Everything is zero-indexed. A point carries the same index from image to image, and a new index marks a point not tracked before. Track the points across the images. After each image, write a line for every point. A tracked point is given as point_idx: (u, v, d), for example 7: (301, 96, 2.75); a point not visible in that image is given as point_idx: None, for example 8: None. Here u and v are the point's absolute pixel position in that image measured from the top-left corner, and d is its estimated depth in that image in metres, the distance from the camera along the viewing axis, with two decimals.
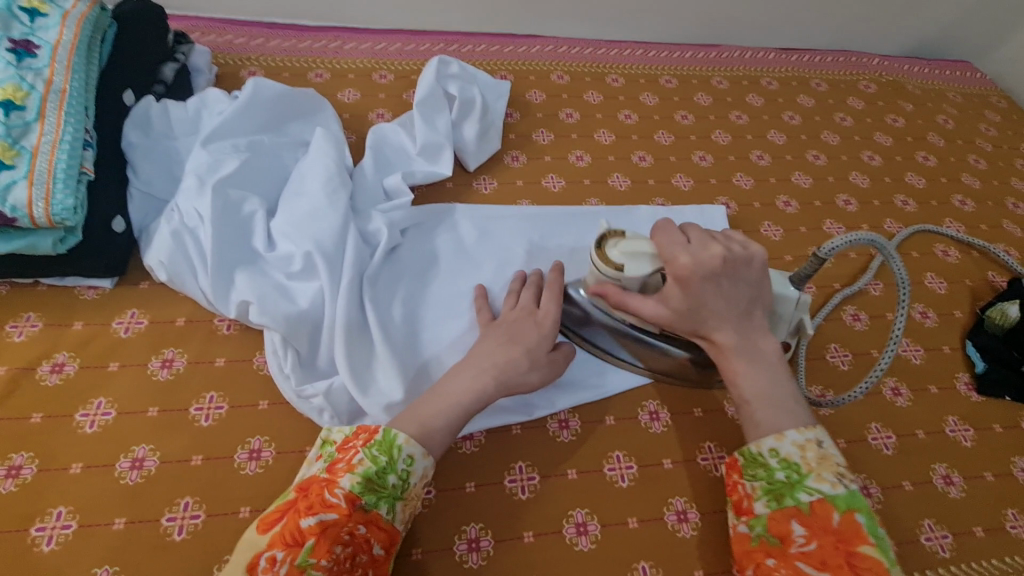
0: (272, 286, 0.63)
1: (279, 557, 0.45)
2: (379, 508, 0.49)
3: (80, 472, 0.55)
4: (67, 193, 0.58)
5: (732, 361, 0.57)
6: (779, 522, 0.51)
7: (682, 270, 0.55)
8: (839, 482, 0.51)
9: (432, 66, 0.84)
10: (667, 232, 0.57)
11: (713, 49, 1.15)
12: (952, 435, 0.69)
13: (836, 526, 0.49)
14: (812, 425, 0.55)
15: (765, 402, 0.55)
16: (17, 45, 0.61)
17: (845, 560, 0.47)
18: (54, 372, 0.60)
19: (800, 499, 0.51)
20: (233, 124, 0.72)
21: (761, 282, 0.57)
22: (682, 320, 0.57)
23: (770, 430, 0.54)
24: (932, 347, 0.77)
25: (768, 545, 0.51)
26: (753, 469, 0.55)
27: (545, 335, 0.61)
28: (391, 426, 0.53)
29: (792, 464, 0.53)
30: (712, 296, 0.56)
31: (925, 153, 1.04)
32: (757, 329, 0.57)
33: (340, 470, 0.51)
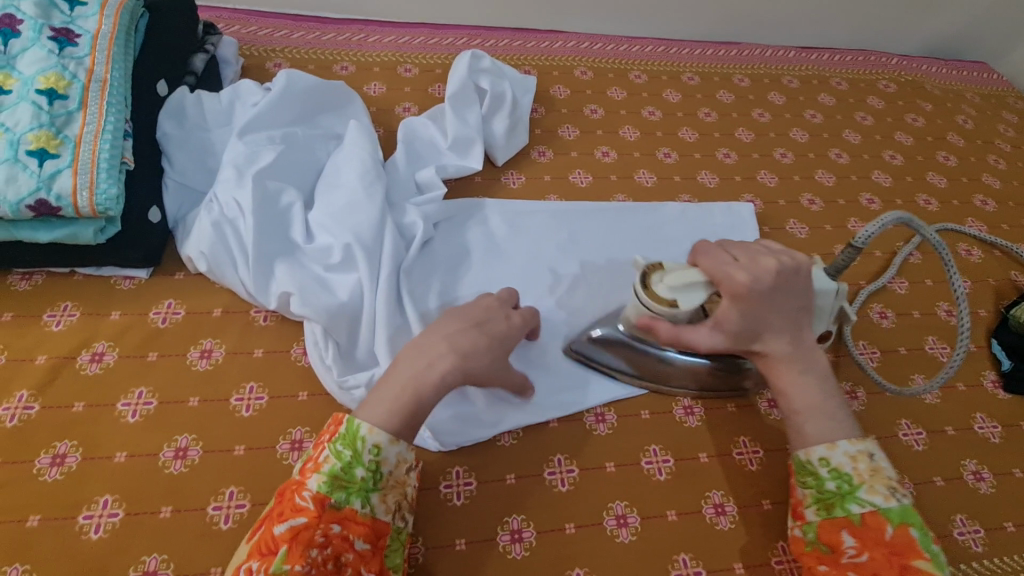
0: (311, 278, 0.63)
1: (254, 567, 0.45)
2: (352, 504, 0.48)
3: (125, 461, 0.55)
4: (110, 182, 0.58)
5: (781, 375, 0.57)
6: (831, 532, 0.52)
7: (739, 287, 0.55)
8: (892, 495, 0.51)
9: (463, 59, 0.84)
10: (715, 252, 0.57)
11: (733, 47, 1.15)
12: (980, 432, 0.70)
13: (889, 538, 0.50)
14: (863, 437, 0.55)
15: (816, 413, 0.55)
16: (58, 33, 0.61)
17: (897, 572, 0.48)
18: (93, 362, 0.60)
19: (851, 511, 0.52)
20: (267, 116, 0.72)
21: (809, 293, 0.57)
22: (736, 338, 0.57)
23: (823, 440, 0.55)
24: (958, 345, 0.78)
25: (820, 553, 0.52)
26: (804, 477, 0.55)
27: (514, 332, 0.60)
28: (354, 417, 0.52)
29: (843, 475, 0.53)
30: (766, 310, 0.56)
31: (946, 152, 1.05)
32: (806, 340, 0.58)
33: (309, 470, 0.50)
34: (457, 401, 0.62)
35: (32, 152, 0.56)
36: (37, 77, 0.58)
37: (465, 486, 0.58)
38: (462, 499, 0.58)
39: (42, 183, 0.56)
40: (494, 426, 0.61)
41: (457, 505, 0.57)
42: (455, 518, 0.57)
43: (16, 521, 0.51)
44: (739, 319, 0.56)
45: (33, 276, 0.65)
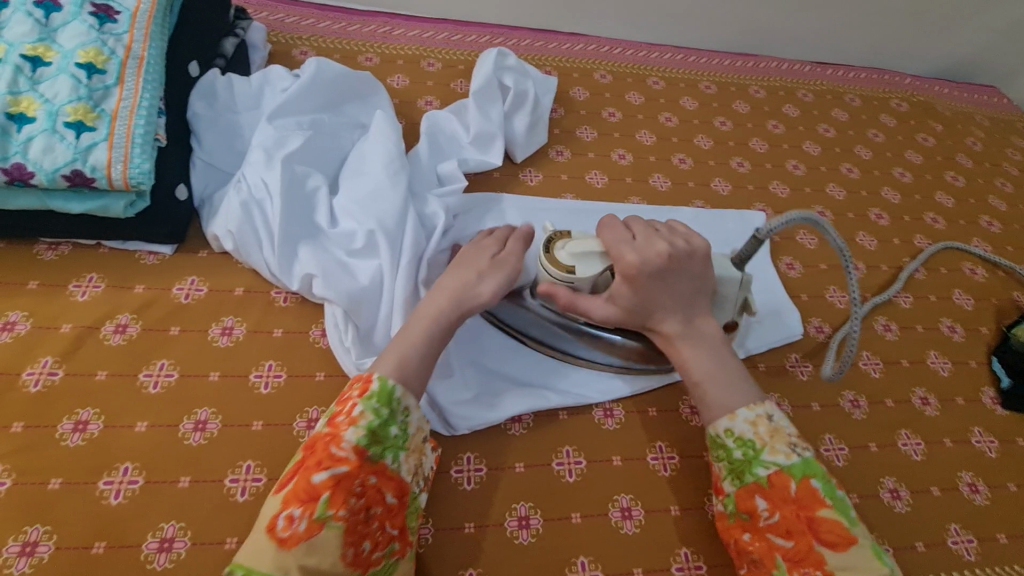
0: (334, 262, 0.64)
1: (296, 514, 0.46)
2: (386, 458, 0.50)
3: (145, 431, 0.56)
4: (144, 158, 0.59)
5: (678, 348, 0.60)
6: (746, 499, 0.54)
7: (631, 266, 0.59)
8: (792, 452, 0.53)
9: (490, 56, 0.86)
10: (613, 229, 0.62)
11: (750, 59, 1.17)
12: (978, 445, 0.72)
13: (794, 495, 0.51)
14: (761, 400, 0.57)
15: (714, 382, 0.58)
16: (98, 9, 0.62)
17: (806, 526, 0.51)
18: (117, 333, 0.62)
19: (759, 475, 0.53)
20: (296, 102, 0.73)
21: (702, 272, 0.61)
22: (632, 313, 0.60)
23: (723, 410, 0.56)
24: (959, 360, 0.79)
25: (742, 521, 0.54)
26: (717, 451, 0.56)
27: (495, 250, 0.64)
28: (386, 375, 0.53)
29: (747, 442, 0.54)
30: (657, 290, 0.59)
31: (954, 173, 1.07)
32: (699, 313, 0.61)
33: (342, 423, 0.50)
34: (469, 386, 0.64)
35: (70, 124, 0.57)
36: (77, 51, 0.59)
37: (475, 472, 0.60)
38: (472, 484, 0.59)
39: (78, 155, 0.57)
40: (506, 415, 0.62)
41: (467, 489, 0.59)
42: (465, 502, 0.58)
43: (38, 484, 0.52)
44: (632, 296, 0.59)
45: (59, 246, 0.66)
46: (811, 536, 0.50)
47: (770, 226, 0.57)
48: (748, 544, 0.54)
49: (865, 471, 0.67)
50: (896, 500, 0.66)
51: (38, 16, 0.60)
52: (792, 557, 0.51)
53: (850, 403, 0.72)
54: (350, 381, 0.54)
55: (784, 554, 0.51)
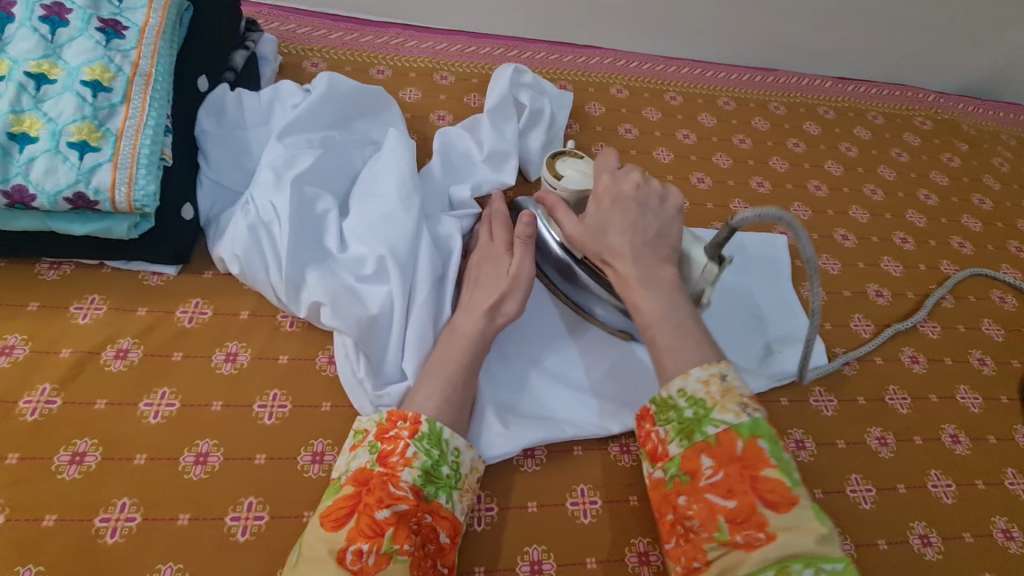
0: (343, 288, 0.62)
1: (365, 548, 0.45)
2: (440, 498, 0.51)
3: (144, 464, 0.54)
4: (149, 179, 0.57)
5: (632, 288, 0.57)
6: (691, 459, 0.49)
7: (602, 188, 0.61)
8: (743, 411, 0.49)
9: (505, 72, 0.83)
10: (604, 163, 0.65)
11: (770, 74, 1.14)
12: (1011, 487, 0.68)
13: (739, 454, 0.47)
14: (716, 360, 0.53)
15: (661, 323, 0.55)
16: (106, 25, 0.60)
17: (748, 485, 0.46)
18: (118, 358, 0.60)
19: (707, 433, 0.49)
20: (307, 118, 0.71)
21: (672, 222, 0.61)
22: (590, 238, 0.60)
23: (673, 371, 0.53)
24: (990, 396, 0.76)
25: (680, 483, 0.49)
26: (665, 413, 0.52)
27: (502, 263, 0.64)
28: (434, 418, 0.54)
29: (699, 401, 0.50)
30: (621, 221, 0.59)
31: (981, 195, 1.03)
32: (661, 259, 0.59)
33: (397, 462, 0.51)
34: (485, 421, 0.61)
35: (73, 144, 0.56)
36: (82, 68, 0.58)
37: (485, 512, 0.58)
38: (482, 524, 0.57)
39: (81, 176, 0.55)
40: (517, 446, 0.59)
41: (477, 529, 0.56)
42: (476, 544, 0.56)
43: (32, 520, 0.50)
44: (598, 219, 0.60)
45: (61, 266, 0.64)
46: (753, 496, 0.46)
47: (741, 217, 0.55)
48: (687, 509, 0.48)
49: (893, 515, 0.64)
50: (926, 547, 0.63)
51: (44, 32, 0.58)
52: (735, 518, 0.46)
53: (876, 440, 0.69)
54: (389, 417, 0.54)
55: (726, 515, 0.46)
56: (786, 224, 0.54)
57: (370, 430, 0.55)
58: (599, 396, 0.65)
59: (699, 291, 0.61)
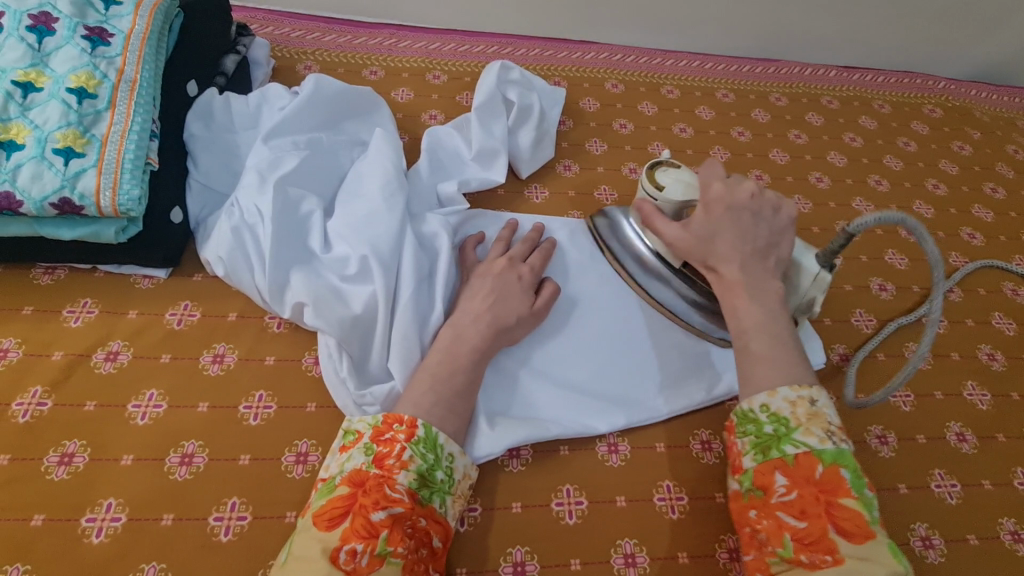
0: (326, 288, 0.62)
1: (358, 549, 0.45)
2: (434, 502, 0.51)
3: (131, 465, 0.55)
4: (133, 184, 0.58)
5: (734, 291, 0.57)
6: (765, 474, 0.49)
7: (713, 197, 0.60)
8: (827, 438, 0.49)
9: (493, 69, 0.83)
10: (711, 168, 0.63)
11: (771, 64, 1.12)
12: (1021, 487, 0.66)
13: (818, 478, 0.47)
14: (808, 383, 0.52)
15: (760, 333, 0.55)
16: (91, 33, 0.61)
17: (823, 510, 0.46)
18: (108, 360, 0.61)
19: (785, 452, 0.49)
20: (294, 121, 0.72)
21: (785, 233, 0.60)
22: (697, 245, 0.59)
23: (762, 384, 0.52)
24: (1000, 392, 0.73)
25: (752, 497, 0.50)
26: (744, 426, 0.52)
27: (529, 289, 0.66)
28: (430, 423, 0.53)
29: (781, 419, 0.50)
30: (732, 228, 0.58)
31: (994, 184, 0.99)
32: (769, 269, 0.58)
33: (393, 466, 0.50)
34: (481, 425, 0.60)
35: (59, 151, 0.57)
36: (68, 76, 0.59)
37: (469, 512, 0.57)
38: (466, 525, 0.56)
39: (66, 182, 0.56)
40: (504, 448, 0.59)
41: (459, 530, 0.56)
42: (458, 545, 0.55)
43: (21, 520, 0.51)
44: (706, 226, 0.59)
45: (56, 271, 0.66)
46: (826, 521, 0.46)
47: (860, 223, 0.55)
48: (755, 522, 0.49)
49: (893, 516, 0.62)
50: (928, 549, 0.60)
51: (31, 41, 0.59)
52: (802, 538, 0.46)
53: (877, 440, 0.67)
54: (387, 419, 0.53)
55: (794, 534, 0.47)
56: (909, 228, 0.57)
57: (363, 432, 0.54)
58: (588, 395, 0.64)
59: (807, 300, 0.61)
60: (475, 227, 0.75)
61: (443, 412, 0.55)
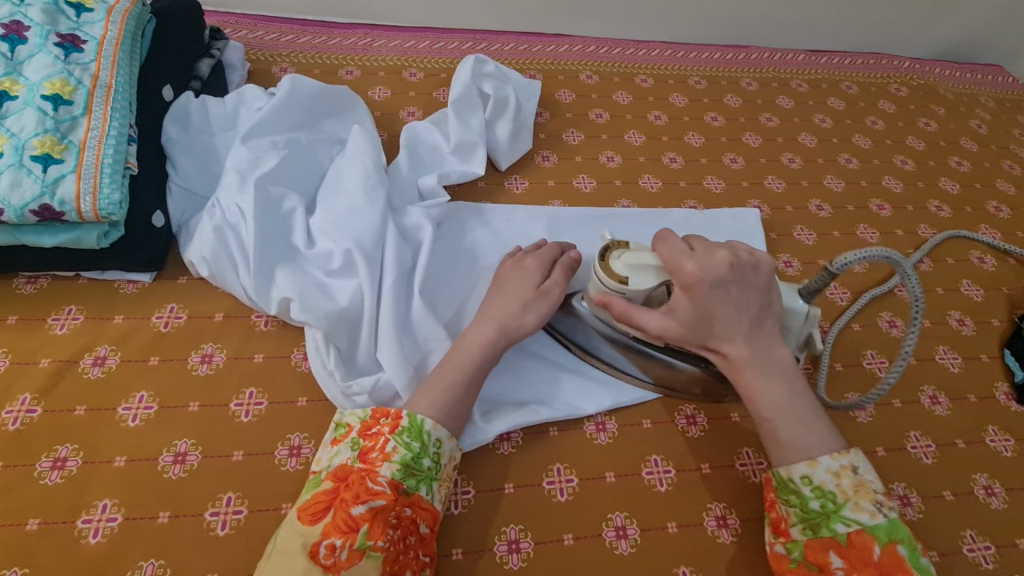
0: (312, 284, 0.63)
1: (338, 543, 0.47)
2: (420, 491, 0.51)
3: (124, 466, 0.55)
4: (113, 188, 0.58)
5: (745, 375, 0.57)
6: (819, 552, 0.51)
7: (690, 276, 0.56)
8: (878, 511, 0.51)
9: (467, 64, 0.84)
10: (671, 242, 0.59)
11: (741, 51, 1.14)
12: (992, 445, 0.68)
13: (876, 559, 0.49)
14: (846, 450, 0.54)
15: (784, 415, 0.55)
16: (64, 39, 0.62)
17: None
18: (95, 365, 0.61)
19: (836, 530, 0.51)
20: (272, 121, 0.72)
21: (769, 290, 0.58)
22: (693, 332, 0.57)
23: (801, 457, 0.54)
24: (970, 355, 0.76)
25: (808, 572, 0.52)
26: (787, 495, 0.54)
27: (534, 271, 0.65)
28: (414, 411, 0.54)
29: (827, 494, 0.52)
30: (721, 307, 0.56)
31: (959, 157, 1.03)
32: (768, 337, 0.57)
33: (376, 459, 0.52)
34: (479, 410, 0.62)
35: (37, 157, 0.57)
36: (42, 83, 0.59)
37: (462, 495, 0.58)
38: (460, 507, 0.57)
39: (46, 188, 0.57)
40: (495, 432, 0.60)
41: (453, 513, 0.57)
42: (452, 527, 0.56)
43: (16, 525, 0.51)
44: (694, 311, 0.57)
45: (38, 280, 0.66)
46: None
47: (842, 262, 0.52)
48: None
49: None
50: (906, 507, 0.63)
51: (4, 50, 0.60)
52: None
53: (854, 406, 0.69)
54: (374, 414, 0.55)
55: None
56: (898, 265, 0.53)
57: (352, 426, 0.55)
58: (574, 377, 0.66)
59: (806, 335, 0.62)
60: (457, 218, 0.76)
61: (434, 400, 0.55)
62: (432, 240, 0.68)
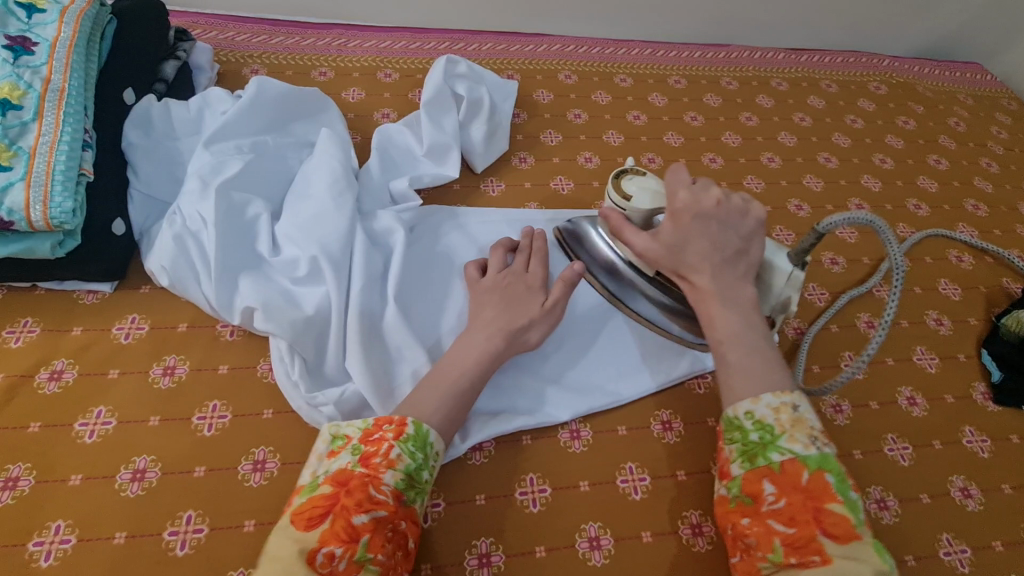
0: (277, 292, 0.61)
1: (337, 553, 0.44)
2: (416, 503, 0.50)
3: (80, 484, 0.53)
4: (65, 196, 0.56)
5: (707, 303, 0.56)
6: (753, 482, 0.49)
7: (681, 205, 0.57)
8: (812, 443, 0.49)
9: (439, 65, 0.83)
10: (676, 175, 0.59)
11: (722, 49, 1.13)
12: (968, 445, 0.68)
13: (805, 484, 0.47)
14: (789, 390, 0.52)
15: (737, 342, 0.54)
16: (13, 42, 0.60)
17: (812, 516, 0.46)
18: (52, 380, 0.59)
19: (772, 459, 0.49)
20: (237, 124, 0.70)
21: (754, 236, 0.57)
22: (666, 255, 0.57)
23: (743, 393, 0.52)
24: (947, 355, 0.75)
25: (742, 504, 0.49)
26: (730, 433, 0.52)
27: (536, 290, 0.63)
28: (420, 419, 0.53)
29: (766, 426, 0.50)
30: (700, 236, 0.56)
31: (938, 156, 1.03)
32: (739, 274, 0.56)
33: (379, 465, 0.49)
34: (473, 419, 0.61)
35: None
36: None
37: (432, 508, 0.57)
38: (430, 521, 0.56)
39: None
40: (465, 444, 0.59)
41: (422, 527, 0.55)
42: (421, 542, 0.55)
43: None
44: (674, 235, 0.56)
45: None
46: (815, 527, 0.46)
47: (830, 223, 0.54)
48: (745, 529, 0.49)
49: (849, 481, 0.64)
50: (883, 511, 0.62)
51: None
52: (792, 543, 0.46)
53: (832, 409, 0.69)
54: (376, 420, 0.52)
55: (783, 539, 0.46)
56: (878, 229, 0.55)
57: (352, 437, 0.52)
58: (548, 383, 0.65)
59: (784, 299, 0.59)
60: (430, 223, 0.75)
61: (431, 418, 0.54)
62: (403, 244, 0.67)
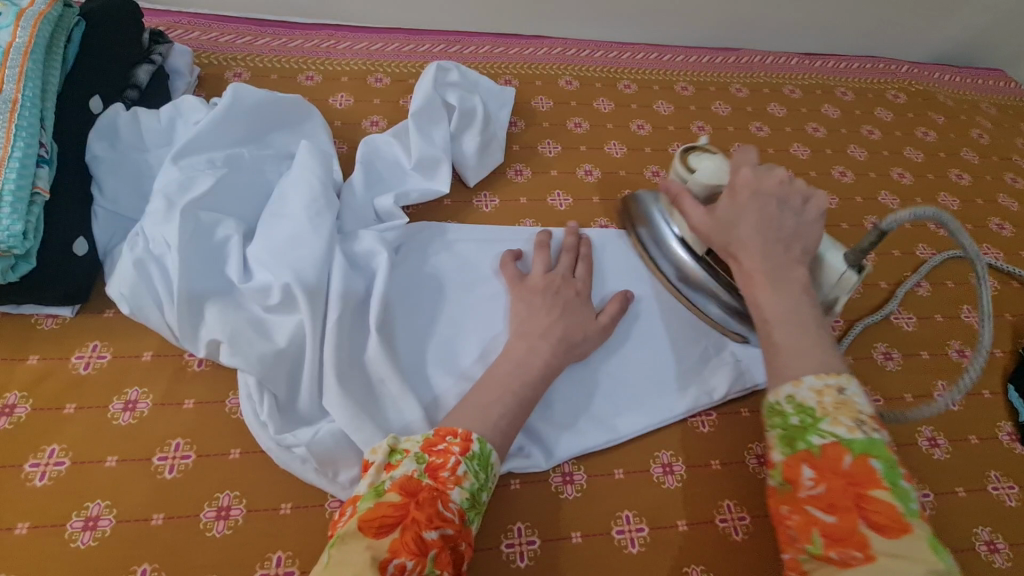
0: (246, 321, 0.56)
1: (409, 566, 0.40)
2: (473, 525, 0.47)
3: (26, 534, 0.49)
4: (14, 218, 0.52)
5: (756, 282, 0.53)
6: (791, 467, 0.43)
7: (742, 181, 0.56)
8: (857, 426, 0.43)
9: (428, 73, 0.78)
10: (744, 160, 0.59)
11: (731, 54, 1.08)
12: (994, 493, 0.63)
13: (847, 469, 0.41)
14: (837, 370, 0.47)
15: (786, 325, 0.50)
16: None
17: (853, 503, 0.40)
18: (3, 415, 0.54)
19: (812, 443, 0.43)
20: (209, 136, 0.65)
21: (814, 225, 0.55)
22: (717, 229, 0.55)
23: (787, 372, 0.47)
24: (971, 391, 0.70)
25: (780, 492, 0.44)
26: (769, 418, 0.46)
27: (586, 304, 0.62)
28: (485, 437, 0.49)
29: (807, 409, 0.45)
30: (757, 213, 0.54)
31: (960, 170, 0.97)
32: (795, 257, 0.53)
33: (447, 479, 0.46)
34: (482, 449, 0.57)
35: None
36: None
37: None
38: None
39: None
40: None
41: None
42: None
43: None
44: (730, 211, 0.55)
45: None
46: (857, 514, 0.40)
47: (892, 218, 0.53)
48: (785, 518, 0.43)
49: None
50: None
51: None
52: (831, 534, 0.40)
53: None
54: (439, 430, 0.49)
55: (822, 529, 0.41)
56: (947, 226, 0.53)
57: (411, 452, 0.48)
58: (539, 420, 0.60)
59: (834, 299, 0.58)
60: (417, 242, 0.70)
61: None
62: (386, 267, 0.62)
